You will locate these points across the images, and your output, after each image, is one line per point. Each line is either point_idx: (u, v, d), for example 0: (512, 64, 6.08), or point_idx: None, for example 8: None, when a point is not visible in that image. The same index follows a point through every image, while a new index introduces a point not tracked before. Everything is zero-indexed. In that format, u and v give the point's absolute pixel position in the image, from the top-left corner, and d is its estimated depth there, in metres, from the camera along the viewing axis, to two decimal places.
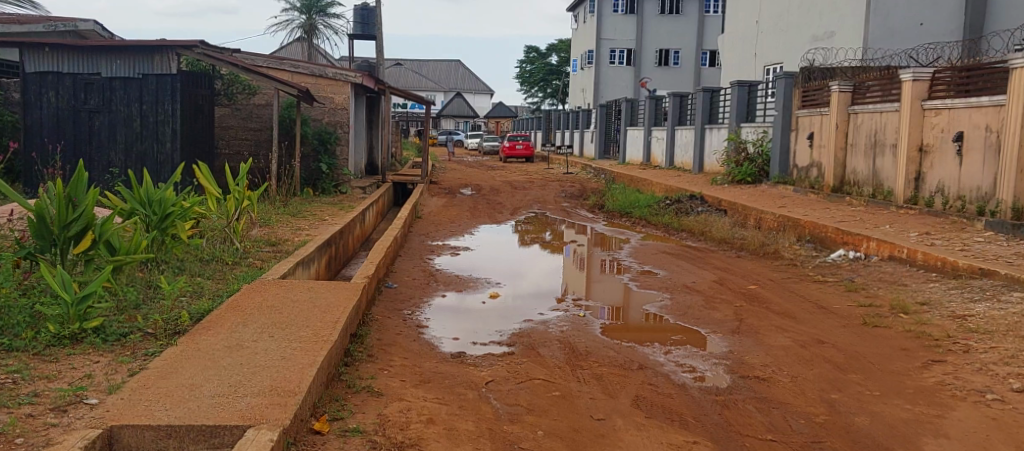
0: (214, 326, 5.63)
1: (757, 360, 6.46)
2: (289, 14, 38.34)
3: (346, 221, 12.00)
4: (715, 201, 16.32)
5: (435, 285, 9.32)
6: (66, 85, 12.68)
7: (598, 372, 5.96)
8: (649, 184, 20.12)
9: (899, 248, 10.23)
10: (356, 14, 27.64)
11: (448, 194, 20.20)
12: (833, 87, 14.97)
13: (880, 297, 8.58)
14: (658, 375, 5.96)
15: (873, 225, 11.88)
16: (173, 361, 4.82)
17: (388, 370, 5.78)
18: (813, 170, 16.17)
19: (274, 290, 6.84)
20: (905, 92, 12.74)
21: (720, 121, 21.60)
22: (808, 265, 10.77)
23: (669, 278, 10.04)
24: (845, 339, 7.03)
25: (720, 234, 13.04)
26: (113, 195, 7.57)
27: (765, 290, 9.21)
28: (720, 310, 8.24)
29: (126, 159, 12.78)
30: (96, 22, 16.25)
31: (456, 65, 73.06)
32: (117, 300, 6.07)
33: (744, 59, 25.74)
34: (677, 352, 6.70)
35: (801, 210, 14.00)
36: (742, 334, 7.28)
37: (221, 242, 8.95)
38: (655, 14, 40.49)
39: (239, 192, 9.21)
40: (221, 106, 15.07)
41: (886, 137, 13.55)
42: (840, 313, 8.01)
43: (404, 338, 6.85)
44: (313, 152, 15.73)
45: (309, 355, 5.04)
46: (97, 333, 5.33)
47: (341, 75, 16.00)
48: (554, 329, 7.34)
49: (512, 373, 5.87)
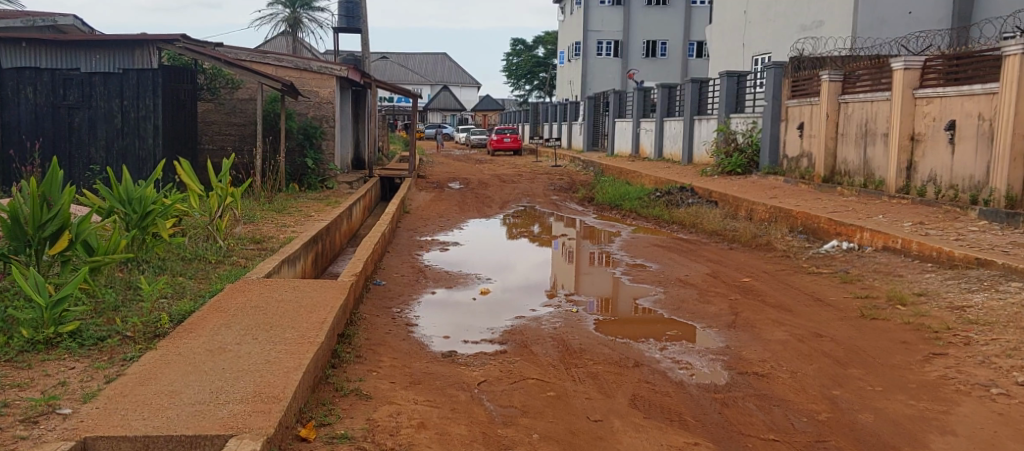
0: (196, 328, 5.44)
1: (755, 355, 6.32)
2: (273, 8, 37.98)
3: (332, 217, 11.81)
4: (705, 192, 16.22)
5: (424, 281, 9.12)
6: (44, 80, 12.34)
7: (593, 371, 5.80)
8: (639, 176, 20.00)
9: (893, 238, 10.14)
10: (341, 7, 27.35)
11: (436, 188, 20.04)
12: (823, 76, 14.85)
13: (877, 288, 8.45)
14: (655, 373, 5.81)
15: (867, 216, 11.76)
16: (153, 366, 4.65)
17: (378, 372, 5.60)
18: (802, 160, 16.09)
19: (258, 289, 6.65)
20: (896, 81, 12.64)
21: (709, 112, 21.50)
22: (801, 256, 10.65)
23: (662, 272, 9.87)
24: (843, 332, 6.90)
25: (711, 227, 12.90)
26: (92, 193, 7.35)
27: (759, 283, 9.07)
28: (714, 304, 8.10)
29: (106, 156, 12.56)
30: (75, 16, 16.41)
31: (442, 58, 72.67)
32: (95, 303, 5.89)
33: (732, 50, 25.60)
34: (672, 347, 6.56)
35: (793, 200, 13.89)
36: (738, 328, 7.14)
37: (204, 240, 8.75)
38: (642, 5, 40.33)
39: (222, 189, 8.97)
40: (204, 101, 14.82)
41: (877, 127, 13.46)
42: (836, 306, 7.87)
43: (394, 338, 6.67)
44: (299, 147, 15.52)
45: (295, 358, 4.85)
46: (73, 337, 5.15)
47: (326, 68, 15.69)
48: (547, 326, 7.18)
49: (505, 372, 5.71)
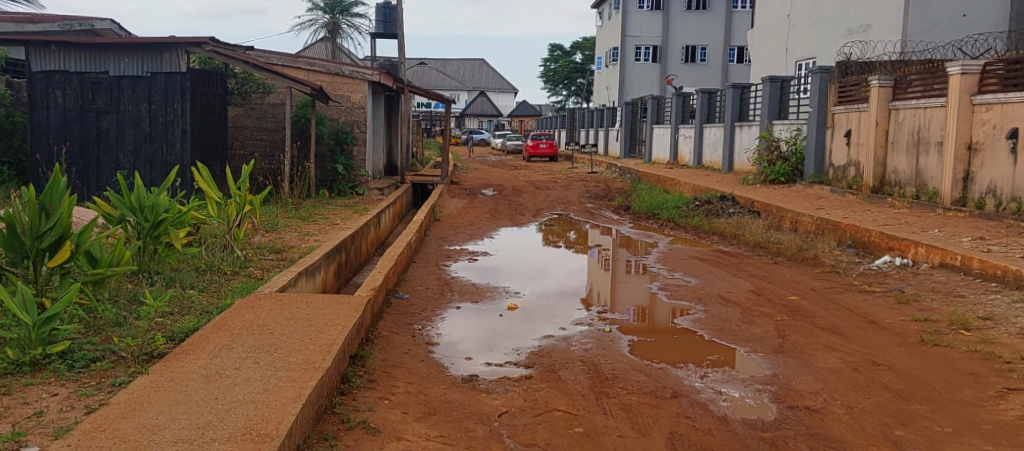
0: (195, 350, 5.03)
1: (806, 386, 5.76)
2: (312, 13, 38.03)
3: (359, 224, 11.39)
4: (747, 202, 15.58)
5: (450, 295, 8.66)
6: (74, 84, 12.19)
7: (626, 402, 5.29)
8: (677, 184, 19.39)
9: (951, 254, 9.48)
10: (378, 12, 27.15)
11: (469, 195, 19.61)
12: (873, 81, 14.15)
13: (936, 311, 7.79)
14: (695, 406, 5.28)
15: (921, 229, 11.08)
16: (140, 394, 4.26)
17: (390, 399, 5.16)
18: (850, 169, 15.37)
19: (269, 306, 6.23)
20: (952, 86, 11.94)
21: (750, 118, 20.83)
22: (851, 272, 10.01)
23: (702, 287, 9.28)
24: (902, 361, 6.29)
25: (754, 238, 12.29)
26: (102, 201, 6.98)
27: (807, 302, 8.46)
28: (759, 325, 7.52)
29: (134, 160, 12.30)
30: (112, 20, 16.42)
31: (479, 64, 72.62)
32: (93, 320, 5.53)
33: (775, 54, 24.86)
34: (714, 375, 6.02)
35: (841, 212, 13.20)
36: (785, 354, 6.57)
37: (221, 250, 8.37)
38: (682, 9, 39.66)
39: (240, 197, 8.59)
40: (235, 105, 14.58)
41: (931, 135, 12.75)
42: (893, 329, 7.25)
43: (411, 359, 6.22)
44: (330, 153, 15.19)
45: (296, 387, 4.41)
46: (62, 359, 4.79)
47: (358, 73, 15.44)
48: (577, 347, 6.68)
49: (529, 402, 5.23)
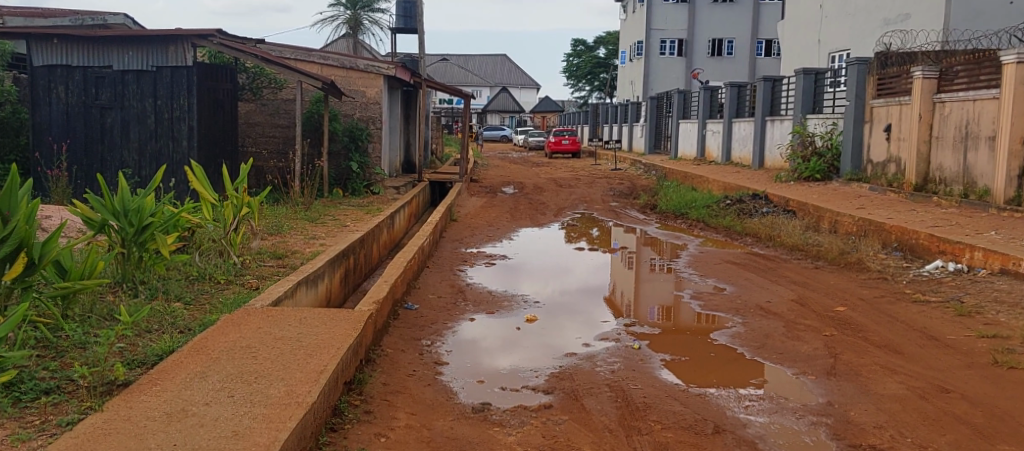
0: (163, 378, 4.38)
1: (867, 418, 5.00)
2: (335, 9, 37.48)
3: (369, 227, 10.68)
4: (780, 200, 14.75)
5: (463, 304, 7.95)
6: (77, 79, 11.55)
7: (662, 440, 4.57)
8: (705, 182, 18.54)
9: (1014, 260, 8.66)
10: (399, 7, 26.54)
11: (489, 194, 18.90)
12: (916, 72, 13.24)
13: (1005, 325, 6.96)
14: (742, 444, 4.54)
15: (975, 231, 10.22)
16: (85, 440, 3.59)
17: (387, 437, 4.46)
18: (891, 165, 14.49)
19: (257, 323, 5.56)
20: (1006, 76, 11.04)
21: (782, 113, 19.95)
22: (901, 279, 9.18)
23: (738, 296, 8.50)
24: (976, 387, 5.50)
25: (791, 241, 11.46)
26: (82, 204, 6.29)
27: (856, 314, 7.67)
28: (806, 341, 6.74)
29: (138, 158, 11.69)
30: (125, 14, 15.94)
31: (501, 60, 71.85)
32: (54, 342, 4.89)
33: (807, 47, 23.88)
34: (761, 404, 5.26)
35: (884, 212, 12.35)
36: (839, 377, 5.80)
37: (216, 256, 7.73)
38: (708, 2, 38.66)
39: (238, 199, 7.92)
40: (245, 101, 13.99)
41: (980, 129, 11.86)
42: (959, 347, 6.45)
43: (416, 382, 5.51)
44: (344, 151, 14.48)
45: (271, 429, 3.73)
46: (7, 389, 4.18)
47: (373, 67, 14.72)
48: (604, 368, 5.94)
49: (548, 441, 4.53)
